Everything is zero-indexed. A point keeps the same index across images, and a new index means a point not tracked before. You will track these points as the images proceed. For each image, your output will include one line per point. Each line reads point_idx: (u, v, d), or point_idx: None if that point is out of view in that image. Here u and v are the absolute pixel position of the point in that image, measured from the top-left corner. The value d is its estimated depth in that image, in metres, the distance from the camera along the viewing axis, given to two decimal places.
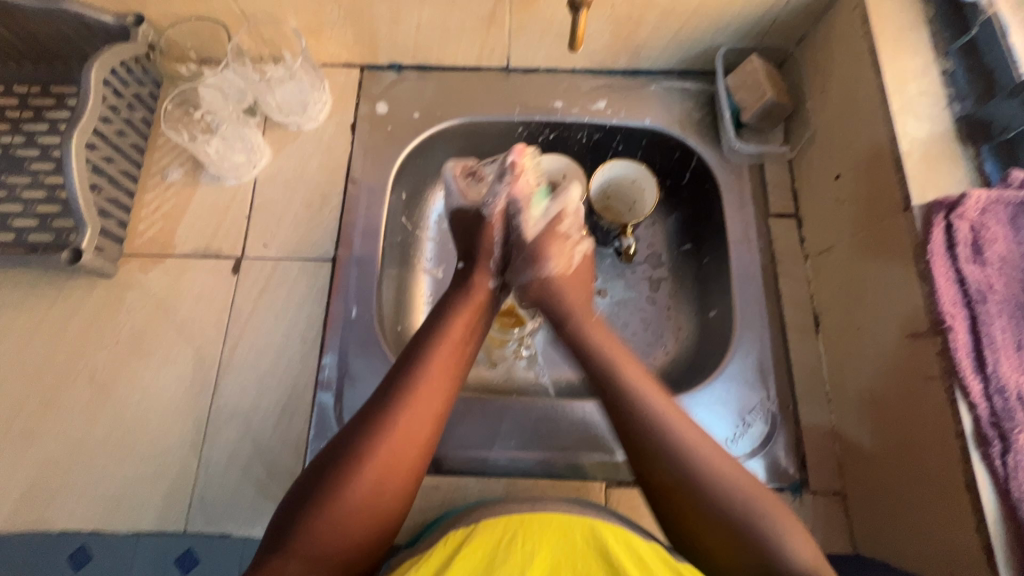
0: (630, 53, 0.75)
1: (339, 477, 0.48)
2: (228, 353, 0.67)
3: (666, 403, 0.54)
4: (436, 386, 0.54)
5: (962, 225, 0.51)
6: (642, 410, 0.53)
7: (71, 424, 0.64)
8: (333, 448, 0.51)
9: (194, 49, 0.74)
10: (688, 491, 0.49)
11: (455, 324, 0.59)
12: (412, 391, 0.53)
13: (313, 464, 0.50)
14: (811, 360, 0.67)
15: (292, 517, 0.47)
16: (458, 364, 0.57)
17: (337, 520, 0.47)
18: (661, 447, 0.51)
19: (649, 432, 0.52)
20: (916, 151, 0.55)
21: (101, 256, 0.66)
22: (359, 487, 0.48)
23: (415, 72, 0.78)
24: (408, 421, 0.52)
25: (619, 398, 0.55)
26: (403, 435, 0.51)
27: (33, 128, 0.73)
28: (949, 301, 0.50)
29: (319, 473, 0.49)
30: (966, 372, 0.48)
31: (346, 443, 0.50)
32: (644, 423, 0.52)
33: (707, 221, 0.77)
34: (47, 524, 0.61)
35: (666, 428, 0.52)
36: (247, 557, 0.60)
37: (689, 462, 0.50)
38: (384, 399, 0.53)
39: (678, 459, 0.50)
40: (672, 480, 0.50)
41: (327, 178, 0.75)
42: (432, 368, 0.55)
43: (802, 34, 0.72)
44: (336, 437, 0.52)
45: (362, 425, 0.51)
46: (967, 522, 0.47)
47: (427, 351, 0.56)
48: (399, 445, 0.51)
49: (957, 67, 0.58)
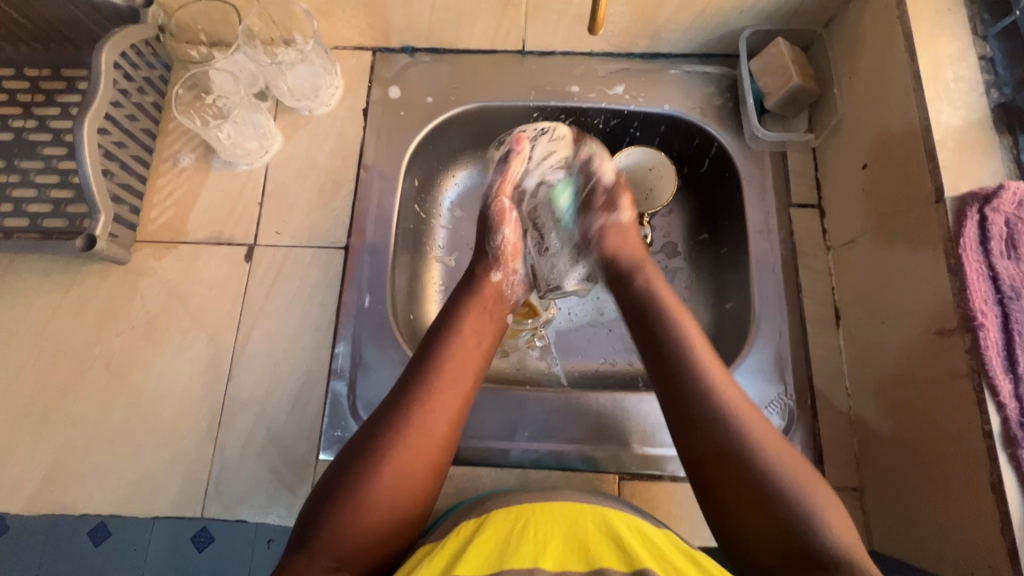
0: (650, 35, 0.73)
1: (360, 474, 0.48)
2: (241, 340, 0.67)
3: (725, 380, 0.52)
4: (451, 380, 0.54)
5: (997, 218, 0.49)
6: (693, 369, 0.52)
7: (88, 410, 0.65)
8: (354, 444, 0.51)
9: (205, 31, 0.72)
10: (735, 459, 0.47)
11: (465, 323, 0.58)
12: (427, 387, 0.53)
13: (332, 466, 0.50)
14: (831, 354, 0.66)
15: (315, 517, 0.47)
16: (474, 361, 0.56)
17: (360, 514, 0.47)
18: (704, 406, 0.50)
19: (695, 386, 0.51)
20: (950, 141, 0.53)
21: (114, 243, 0.66)
22: (380, 482, 0.48)
23: (428, 55, 0.76)
24: (425, 418, 0.51)
25: (674, 367, 0.53)
26: (421, 429, 0.51)
27: (44, 112, 0.73)
28: (981, 298, 0.49)
29: (343, 467, 0.49)
30: (996, 371, 0.47)
31: (367, 440, 0.50)
32: (698, 385, 0.51)
33: (725, 209, 0.75)
34: (66, 507, 0.62)
35: (711, 388, 0.51)
36: (262, 537, 0.60)
37: (735, 427, 0.48)
38: (399, 397, 0.52)
39: (735, 439, 0.48)
40: (714, 441, 0.48)
41: (339, 164, 0.74)
42: (445, 367, 0.54)
43: (832, 16, 0.69)
44: (358, 433, 0.52)
45: (379, 423, 0.51)
46: (992, 522, 0.46)
47: (438, 355, 0.55)
48: (417, 442, 0.50)
49: (995, 52, 0.55)
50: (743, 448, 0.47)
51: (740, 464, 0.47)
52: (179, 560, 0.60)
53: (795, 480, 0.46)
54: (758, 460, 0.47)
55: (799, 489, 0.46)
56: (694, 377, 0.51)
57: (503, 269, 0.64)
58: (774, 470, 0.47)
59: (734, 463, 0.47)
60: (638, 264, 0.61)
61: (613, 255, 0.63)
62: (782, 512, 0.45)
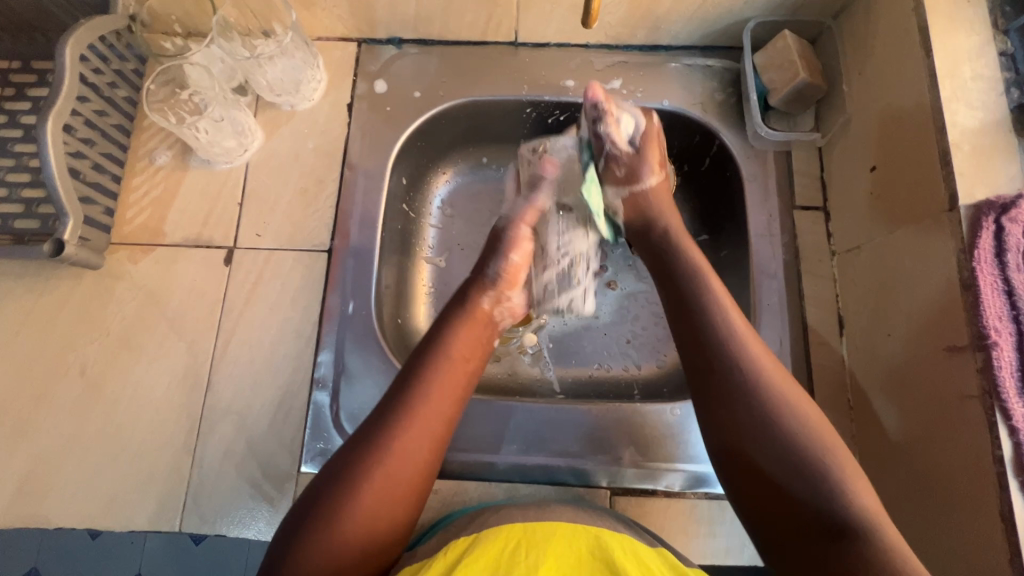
0: (649, 27, 0.69)
1: (334, 507, 0.45)
2: (221, 348, 0.65)
3: (750, 335, 0.50)
4: (436, 407, 0.51)
5: (1014, 229, 0.46)
6: (713, 311, 0.51)
7: (62, 420, 0.62)
8: (328, 472, 0.48)
9: (179, 20, 0.68)
10: (749, 404, 0.47)
11: (454, 342, 0.55)
12: (409, 414, 0.49)
13: (305, 495, 0.47)
14: (834, 364, 0.63)
15: (285, 552, 0.44)
16: (459, 385, 0.53)
17: (334, 552, 0.44)
18: (724, 355, 0.49)
19: (712, 332, 0.50)
20: (965, 144, 0.50)
21: (86, 246, 0.63)
22: (353, 518, 0.45)
23: (417, 46, 0.73)
24: (405, 448, 0.48)
25: (691, 313, 0.52)
26: (401, 457, 0.48)
27: (15, 106, 0.70)
28: (995, 314, 0.46)
29: (314, 499, 0.46)
30: (1009, 394, 0.44)
31: (343, 471, 0.47)
32: (719, 331, 0.50)
33: (726, 210, 0.72)
34: (41, 520, 0.60)
35: (734, 337, 0.50)
36: (257, 548, 0.59)
37: (756, 372, 0.48)
38: (377, 425, 0.49)
39: (750, 385, 0.47)
40: (735, 392, 0.47)
41: (323, 163, 0.70)
42: (431, 388, 0.51)
43: (841, 7, 0.65)
44: (333, 460, 0.49)
45: (355, 452, 0.48)
46: (999, 551, 0.44)
47: (421, 379, 0.51)
48: (397, 472, 0.47)
49: (1017, 48, 0.52)
50: (765, 393, 0.47)
51: (763, 418, 0.46)
52: (178, 555, 0.59)
53: (812, 437, 0.45)
54: (771, 411, 0.46)
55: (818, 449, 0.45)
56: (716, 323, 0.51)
57: (498, 292, 0.60)
58: (792, 422, 0.46)
59: (741, 413, 0.47)
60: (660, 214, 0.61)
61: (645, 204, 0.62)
62: (792, 463, 0.44)
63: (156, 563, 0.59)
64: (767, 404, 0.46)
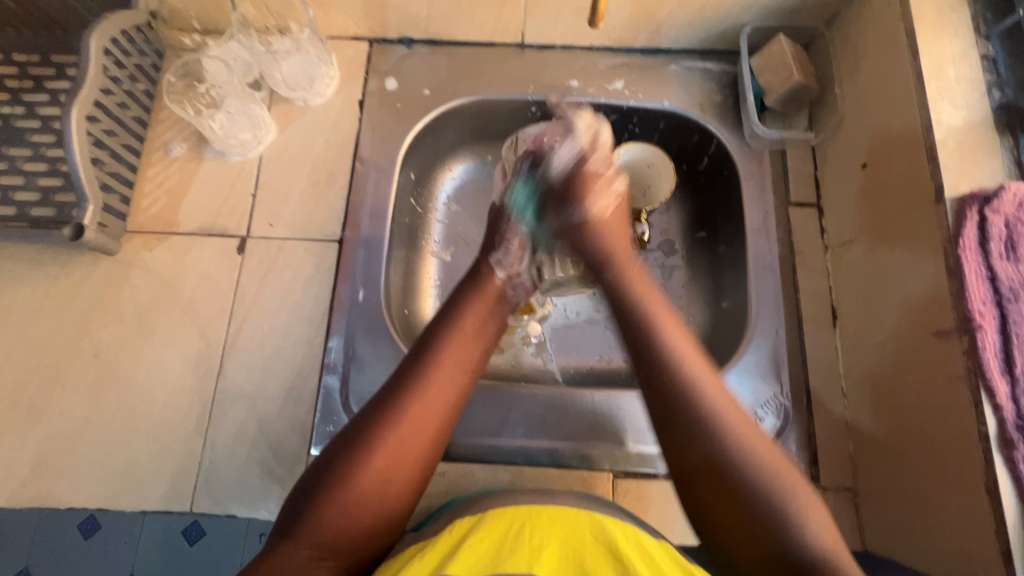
0: (651, 30, 0.72)
1: (350, 463, 0.47)
2: (233, 333, 0.66)
3: (696, 361, 0.49)
4: (447, 379, 0.52)
5: (997, 219, 0.49)
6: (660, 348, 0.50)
7: (77, 403, 0.64)
8: (346, 433, 0.50)
9: (197, 18, 0.70)
10: (715, 470, 0.43)
11: (467, 316, 0.57)
12: (422, 381, 0.52)
13: (322, 455, 0.49)
14: (827, 353, 0.66)
15: (301, 506, 0.46)
16: (471, 358, 0.55)
17: (346, 506, 0.45)
18: (679, 394, 0.47)
19: (662, 365, 0.48)
20: (951, 140, 0.53)
21: (103, 232, 0.65)
22: (368, 475, 0.47)
23: (426, 46, 0.75)
24: (418, 412, 0.50)
25: (647, 348, 0.50)
26: (415, 422, 0.49)
27: (33, 99, 0.71)
28: (980, 299, 0.49)
29: (330, 457, 0.48)
30: (993, 373, 0.47)
31: (360, 429, 0.49)
32: (661, 365, 0.48)
33: (724, 208, 0.75)
34: (52, 501, 0.61)
35: (689, 379, 0.47)
36: (254, 531, 0.60)
37: (705, 415, 0.45)
38: (391, 391, 0.51)
39: (704, 429, 0.45)
40: (692, 441, 0.45)
41: (335, 156, 0.73)
42: (443, 360, 0.53)
43: (834, 14, 0.69)
44: (349, 424, 0.50)
45: (370, 415, 0.50)
46: (986, 524, 0.46)
47: (433, 351, 0.54)
48: (408, 435, 0.49)
49: (998, 52, 0.55)
50: (713, 435, 0.44)
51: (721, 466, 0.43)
52: (171, 557, 0.59)
53: (773, 478, 0.43)
54: (732, 446, 0.44)
55: (784, 492, 0.42)
56: (669, 365, 0.48)
57: (508, 270, 0.63)
58: (753, 463, 0.43)
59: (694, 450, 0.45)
60: (611, 251, 0.61)
61: (601, 224, 0.63)
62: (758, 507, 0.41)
63: (150, 561, 0.59)
64: (724, 447, 0.44)
